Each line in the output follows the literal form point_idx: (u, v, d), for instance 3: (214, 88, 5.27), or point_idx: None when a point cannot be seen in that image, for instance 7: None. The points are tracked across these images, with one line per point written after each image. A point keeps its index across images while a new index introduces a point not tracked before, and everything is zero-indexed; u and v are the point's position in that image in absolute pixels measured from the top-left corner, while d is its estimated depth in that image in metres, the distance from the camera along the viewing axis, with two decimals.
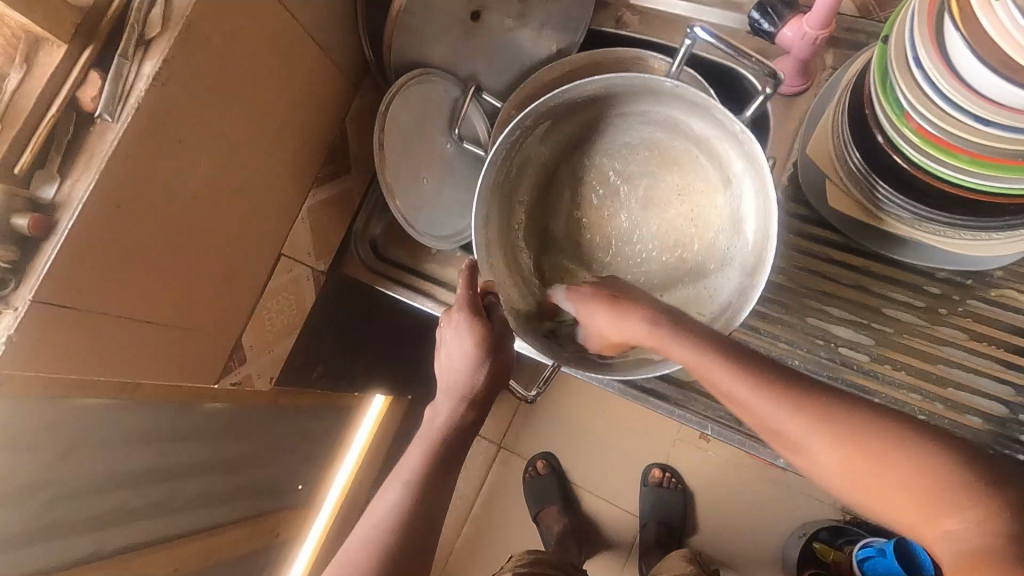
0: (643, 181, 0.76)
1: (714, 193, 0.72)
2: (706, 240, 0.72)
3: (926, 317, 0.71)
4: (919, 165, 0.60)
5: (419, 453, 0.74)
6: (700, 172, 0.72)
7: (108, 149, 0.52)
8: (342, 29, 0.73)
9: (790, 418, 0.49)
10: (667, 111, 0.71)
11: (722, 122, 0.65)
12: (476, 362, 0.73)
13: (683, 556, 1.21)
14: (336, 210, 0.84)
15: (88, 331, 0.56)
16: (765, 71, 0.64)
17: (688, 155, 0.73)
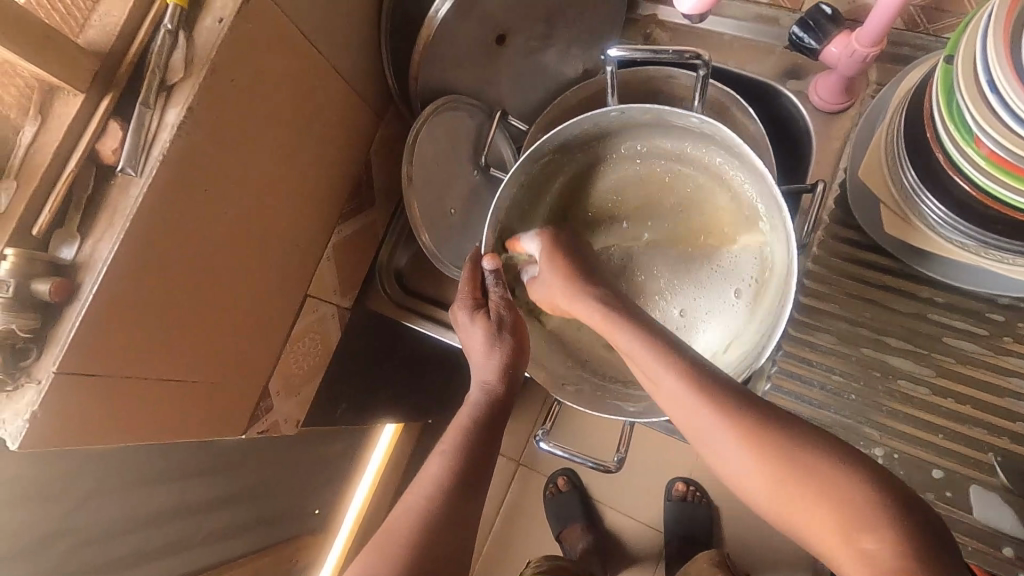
0: (643, 208, 0.76)
1: (715, 195, 0.73)
2: (725, 246, 0.72)
3: (988, 347, 0.67)
4: (986, 189, 0.56)
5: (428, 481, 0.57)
6: (692, 182, 0.74)
7: (133, 207, 0.48)
8: (365, 59, 0.70)
9: (733, 436, 0.50)
10: (632, 142, 0.74)
11: (680, 125, 0.68)
12: (492, 341, 0.65)
13: (711, 558, 1.18)
14: (361, 244, 0.81)
15: (113, 396, 0.53)
16: (687, 56, 0.60)
17: (678, 174, 0.74)
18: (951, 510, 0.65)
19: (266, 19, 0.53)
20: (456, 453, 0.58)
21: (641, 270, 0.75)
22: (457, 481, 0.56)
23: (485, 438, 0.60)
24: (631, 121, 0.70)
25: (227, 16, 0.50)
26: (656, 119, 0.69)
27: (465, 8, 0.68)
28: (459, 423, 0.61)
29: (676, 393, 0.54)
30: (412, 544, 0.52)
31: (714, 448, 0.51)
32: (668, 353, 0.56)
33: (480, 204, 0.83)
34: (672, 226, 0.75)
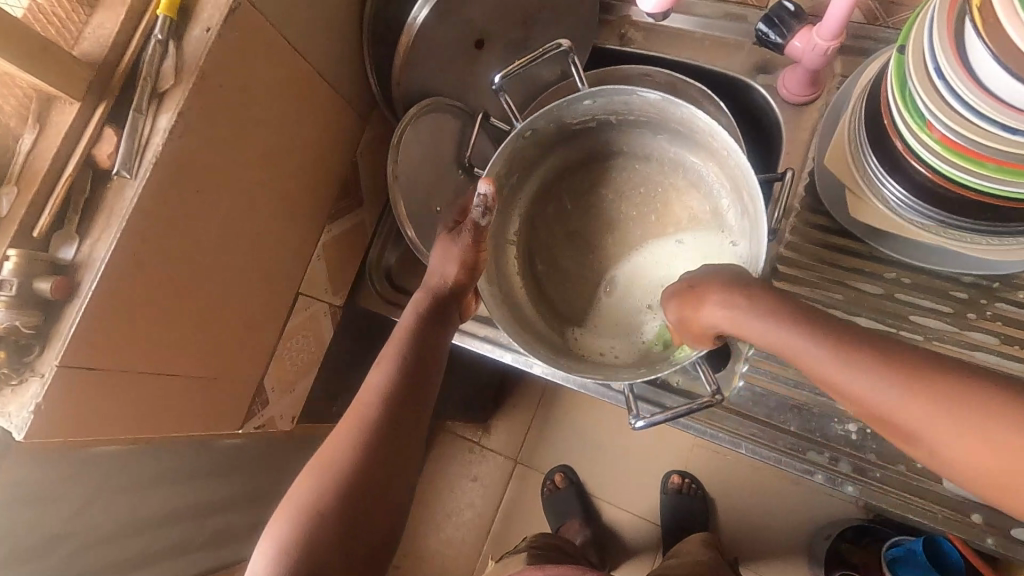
0: (587, 206, 0.82)
1: (637, 170, 0.80)
2: (669, 202, 0.78)
3: (954, 324, 0.70)
4: (942, 172, 0.59)
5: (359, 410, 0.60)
6: (614, 170, 0.81)
7: (128, 207, 0.51)
8: (349, 64, 0.72)
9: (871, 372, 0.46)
10: (556, 154, 0.81)
11: (580, 119, 0.76)
12: (451, 258, 0.67)
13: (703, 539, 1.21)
14: (351, 244, 0.83)
15: (111, 390, 0.55)
16: (558, 48, 0.71)
17: (603, 172, 0.81)
18: (921, 480, 0.68)
19: (253, 28, 0.56)
20: (395, 368, 0.62)
21: (615, 250, 0.79)
22: (392, 402, 0.60)
23: (427, 346, 0.64)
24: (549, 131, 0.76)
25: (214, 25, 0.53)
26: (562, 123, 0.76)
27: (443, 13, 0.71)
28: (398, 336, 0.65)
29: (798, 351, 0.51)
30: (354, 461, 0.56)
31: (854, 395, 0.48)
32: (760, 304, 0.54)
33: None
34: (614, 212, 0.80)
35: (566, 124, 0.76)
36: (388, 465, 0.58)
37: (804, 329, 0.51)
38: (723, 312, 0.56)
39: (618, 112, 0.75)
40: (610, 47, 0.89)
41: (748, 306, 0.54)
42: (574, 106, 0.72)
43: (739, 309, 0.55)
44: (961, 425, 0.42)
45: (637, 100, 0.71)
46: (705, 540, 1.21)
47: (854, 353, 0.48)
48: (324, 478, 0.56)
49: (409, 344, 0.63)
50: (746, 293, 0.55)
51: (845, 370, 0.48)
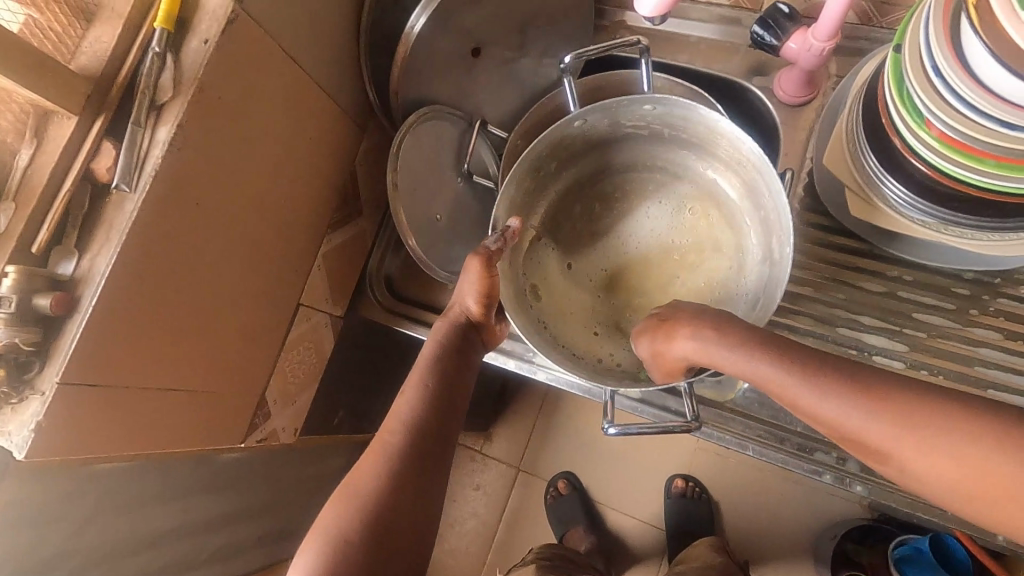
0: (612, 216, 0.81)
1: (657, 180, 0.80)
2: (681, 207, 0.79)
3: (957, 321, 0.71)
4: (941, 169, 0.59)
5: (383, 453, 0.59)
6: (636, 180, 0.81)
7: (128, 221, 0.51)
8: (346, 74, 0.72)
9: (837, 396, 0.46)
10: (580, 164, 0.80)
11: (623, 125, 0.74)
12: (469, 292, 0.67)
13: (711, 543, 1.19)
14: (351, 253, 0.83)
15: (112, 407, 0.54)
16: (632, 39, 0.71)
17: (628, 183, 0.81)
18: None
19: (251, 39, 0.56)
20: (417, 401, 0.62)
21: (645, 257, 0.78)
22: (414, 435, 0.60)
23: (448, 374, 0.65)
24: (589, 134, 0.75)
25: (211, 37, 0.53)
26: (610, 124, 0.74)
27: (439, 22, 0.71)
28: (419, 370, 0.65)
29: (765, 377, 0.50)
30: (387, 484, 0.56)
31: (821, 418, 0.47)
32: (728, 333, 0.53)
33: (465, 211, 0.85)
34: (640, 221, 0.79)
35: (609, 129, 0.76)
36: (415, 497, 0.57)
37: (774, 355, 0.50)
38: (688, 342, 0.55)
39: (671, 124, 0.73)
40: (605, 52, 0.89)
41: (714, 336, 0.54)
42: (637, 103, 0.70)
43: (704, 340, 0.54)
44: (985, 464, 0.40)
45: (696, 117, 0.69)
46: (714, 542, 1.20)
47: (821, 378, 0.47)
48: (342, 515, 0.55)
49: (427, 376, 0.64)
50: (716, 326, 0.54)
51: (810, 396, 0.47)
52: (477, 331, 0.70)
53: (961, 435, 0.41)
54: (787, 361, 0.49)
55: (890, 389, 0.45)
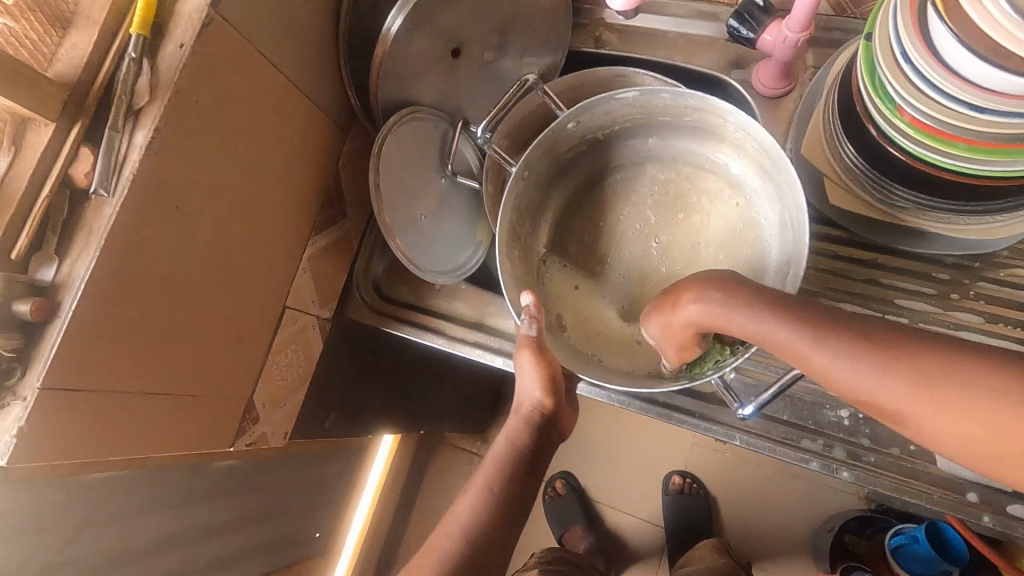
0: (607, 223, 0.82)
1: (638, 181, 0.81)
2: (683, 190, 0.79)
3: (938, 305, 0.71)
4: (916, 155, 0.60)
5: (454, 539, 0.61)
6: (616, 186, 0.82)
7: (107, 225, 0.51)
8: (325, 77, 0.73)
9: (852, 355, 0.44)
10: (557, 180, 0.83)
11: (570, 141, 0.78)
12: (532, 384, 0.68)
13: (712, 545, 1.20)
14: (336, 256, 0.83)
15: (95, 413, 0.54)
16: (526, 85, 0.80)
17: (611, 191, 0.83)
18: (915, 463, 0.67)
19: (226, 42, 0.56)
20: (482, 497, 0.64)
21: (644, 253, 0.79)
22: (480, 535, 0.61)
23: (524, 471, 0.67)
24: (551, 159, 0.79)
25: (187, 41, 0.53)
26: (558, 147, 0.78)
27: (417, 23, 0.71)
28: (490, 466, 0.67)
29: (775, 338, 0.49)
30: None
31: (833, 379, 0.45)
32: (739, 293, 0.52)
33: (451, 210, 0.86)
34: (631, 224, 0.81)
35: (563, 147, 0.78)
36: None
37: (784, 312, 0.49)
38: (698, 308, 0.54)
39: (601, 126, 0.77)
40: (586, 49, 0.90)
41: (722, 298, 0.52)
42: (566, 127, 0.74)
43: (712, 303, 0.53)
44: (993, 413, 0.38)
45: (622, 106, 0.73)
46: (717, 545, 1.19)
47: (834, 334, 0.45)
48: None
49: (495, 475, 0.66)
50: (725, 290, 0.53)
51: (825, 356, 0.45)
52: (551, 422, 0.70)
53: (984, 391, 0.38)
54: (797, 322, 0.48)
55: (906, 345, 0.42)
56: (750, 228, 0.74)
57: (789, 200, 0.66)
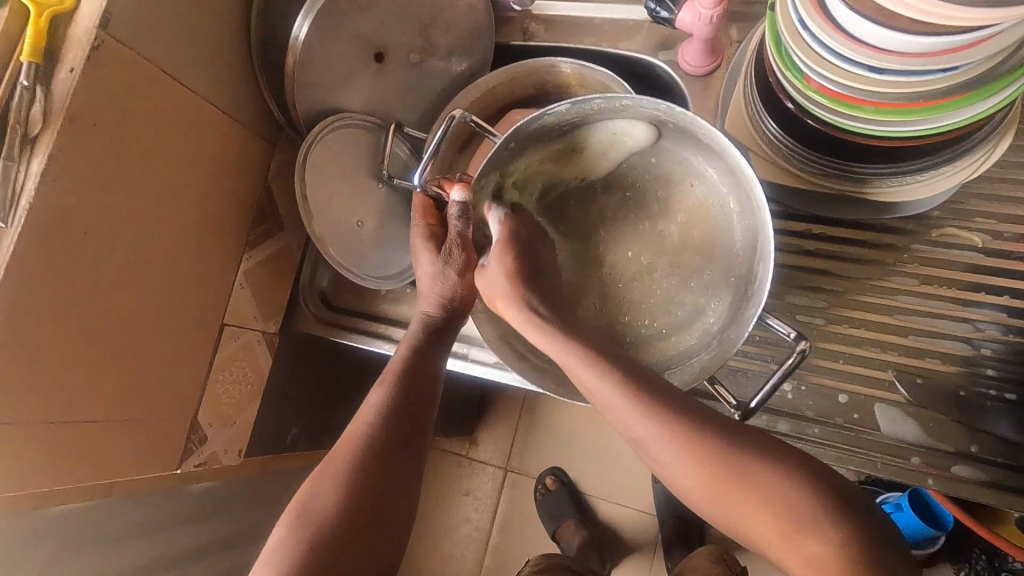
0: (574, 232, 0.72)
1: (598, 185, 0.71)
2: (637, 182, 0.70)
3: (874, 271, 0.70)
4: (831, 123, 0.60)
5: (346, 449, 0.59)
6: (575, 195, 0.72)
7: (7, 256, 0.51)
8: (241, 92, 0.73)
9: (686, 457, 0.52)
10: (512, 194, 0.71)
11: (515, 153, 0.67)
12: (449, 273, 0.68)
13: (708, 551, 1.11)
14: (276, 269, 0.83)
15: (12, 443, 0.54)
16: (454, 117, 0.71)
17: (570, 200, 0.72)
18: (859, 430, 0.68)
19: (123, 64, 0.56)
20: (389, 392, 0.62)
21: (619, 259, 0.71)
22: (390, 421, 0.61)
23: (423, 389, 0.64)
24: (495, 181, 0.69)
25: (77, 65, 0.53)
26: (504, 162, 0.67)
27: (327, 30, 0.71)
28: (395, 367, 0.65)
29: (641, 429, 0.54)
30: (330, 502, 0.56)
31: (656, 456, 0.54)
32: (608, 370, 0.55)
33: (391, 215, 0.85)
34: (598, 232, 0.71)
35: (513, 160, 0.68)
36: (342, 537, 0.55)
37: (664, 419, 0.53)
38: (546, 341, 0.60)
39: (549, 132, 0.67)
40: (515, 43, 0.89)
41: (598, 359, 0.56)
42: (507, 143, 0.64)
43: (518, 301, 0.63)
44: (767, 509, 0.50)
45: (551, 118, 0.64)
46: (715, 553, 1.10)
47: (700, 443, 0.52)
48: (324, 501, 0.56)
49: (405, 370, 0.64)
50: (603, 359, 0.56)
51: (664, 446, 0.53)
52: (454, 316, 0.69)
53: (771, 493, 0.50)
54: (653, 412, 0.53)
55: (735, 460, 0.51)
56: (710, 221, 0.67)
57: (752, 198, 0.60)
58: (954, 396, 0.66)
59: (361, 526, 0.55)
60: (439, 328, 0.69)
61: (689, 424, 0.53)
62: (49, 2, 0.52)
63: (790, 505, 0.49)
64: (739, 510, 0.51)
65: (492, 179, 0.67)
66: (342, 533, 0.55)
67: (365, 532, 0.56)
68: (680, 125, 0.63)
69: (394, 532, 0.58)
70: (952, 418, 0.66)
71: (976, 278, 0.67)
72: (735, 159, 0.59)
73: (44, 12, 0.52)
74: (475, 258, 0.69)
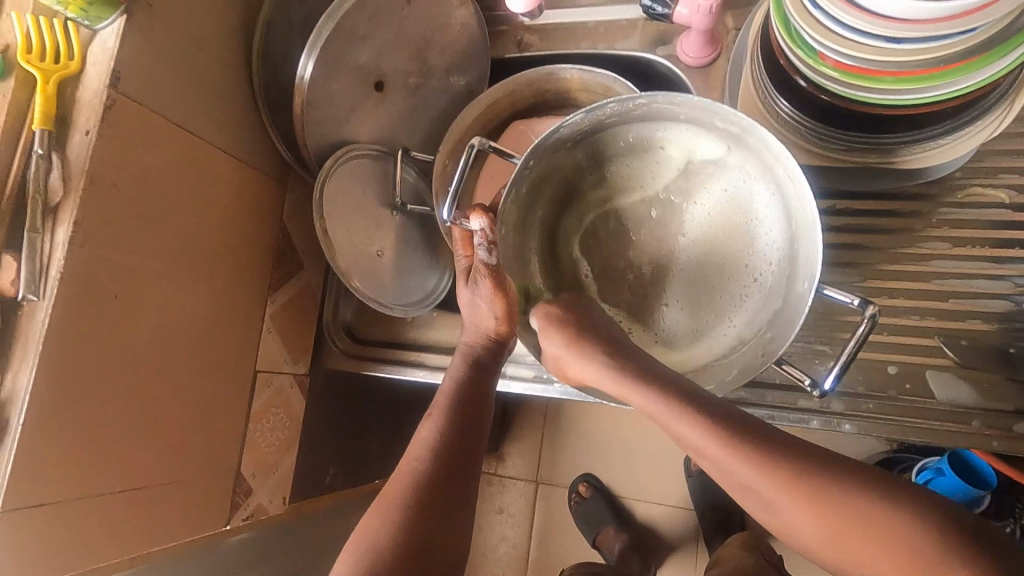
0: (604, 241, 0.72)
1: (619, 193, 0.71)
2: (658, 182, 0.70)
3: (905, 239, 0.70)
4: (848, 97, 0.60)
5: (399, 483, 0.58)
6: (599, 207, 0.71)
7: (41, 331, 0.50)
8: (249, 136, 0.72)
9: (768, 485, 0.51)
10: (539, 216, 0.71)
11: (534, 173, 0.67)
12: (482, 309, 0.70)
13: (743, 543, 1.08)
14: (299, 310, 0.82)
15: (63, 522, 0.53)
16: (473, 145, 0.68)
17: (594, 212, 0.71)
18: (914, 401, 0.67)
19: (135, 120, 0.55)
20: (438, 425, 0.62)
21: (656, 259, 0.70)
22: (444, 451, 0.60)
23: (469, 422, 0.63)
24: (522, 202, 0.68)
25: (92, 127, 0.52)
26: (527, 184, 0.67)
27: (330, 65, 0.71)
28: (439, 403, 0.65)
29: (706, 451, 0.54)
30: (387, 533, 0.54)
31: (755, 496, 0.53)
32: (663, 391, 0.57)
33: (409, 241, 0.84)
34: (628, 239, 0.71)
35: (534, 180, 0.67)
36: (403, 567, 0.53)
37: (699, 423, 0.54)
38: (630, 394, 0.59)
39: (565, 145, 0.67)
40: (509, 55, 0.90)
41: (670, 402, 0.56)
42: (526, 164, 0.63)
43: (636, 385, 0.59)
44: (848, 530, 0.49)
45: (566, 130, 0.64)
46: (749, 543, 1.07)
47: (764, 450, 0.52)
48: (380, 532, 0.54)
49: (453, 403, 0.64)
50: (661, 391, 0.57)
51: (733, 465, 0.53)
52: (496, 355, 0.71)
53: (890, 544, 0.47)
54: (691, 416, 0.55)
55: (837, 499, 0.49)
56: (740, 212, 0.67)
57: (789, 177, 0.60)
58: (1003, 354, 0.66)
59: (420, 556, 0.54)
60: (479, 368, 0.69)
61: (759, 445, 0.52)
62: (55, 67, 0.52)
63: (859, 515, 0.48)
64: (848, 544, 0.49)
65: (513, 207, 0.67)
66: (401, 563, 0.53)
67: (425, 563, 0.54)
68: (697, 115, 0.63)
69: (453, 564, 0.56)
70: (1002, 376, 0.65)
71: (1006, 235, 0.67)
72: (763, 139, 0.59)
73: (51, 78, 0.52)
74: (507, 284, 0.69)
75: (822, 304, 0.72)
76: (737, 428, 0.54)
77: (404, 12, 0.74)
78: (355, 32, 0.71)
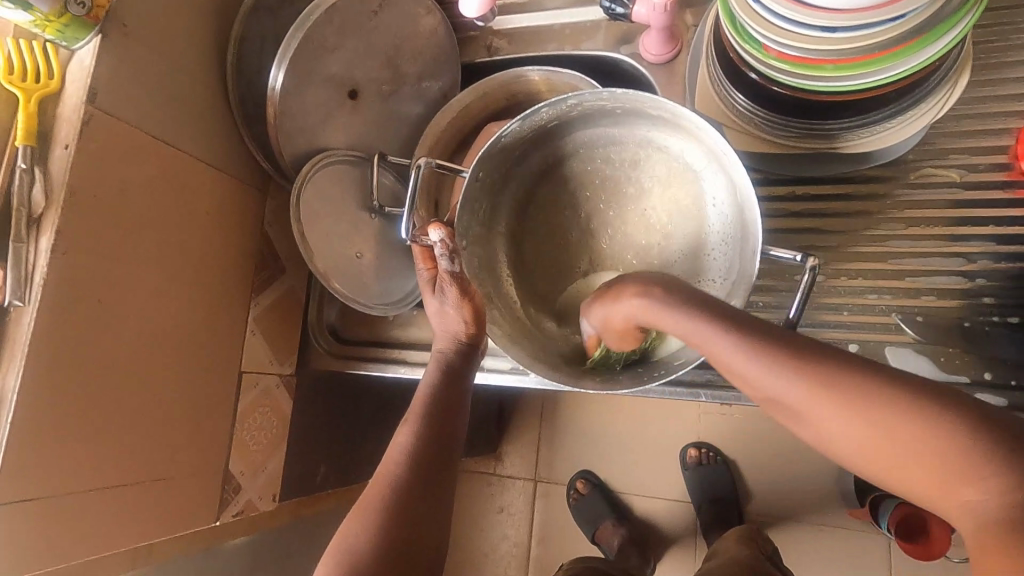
0: (569, 237, 0.74)
1: (577, 192, 0.74)
2: (607, 177, 0.73)
3: (862, 221, 0.72)
4: (796, 86, 0.62)
5: (377, 489, 0.60)
6: (559, 207, 0.74)
7: (26, 334, 0.52)
8: (228, 146, 0.75)
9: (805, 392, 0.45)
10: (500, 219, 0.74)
11: (487, 180, 0.71)
12: (449, 318, 0.70)
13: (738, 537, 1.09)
14: (283, 312, 0.84)
15: (54, 516, 0.55)
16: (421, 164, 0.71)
17: (556, 212, 0.75)
18: None
19: (112, 133, 0.58)
20: (414, 433, 0.64)
21: (616, 250, 0.72)
22: (419, 457, 0.62)
23: (443, 425, 0.66)
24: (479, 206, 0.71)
25: (70, 142, 0.55)
26: (480, 192, 0.71)
27: (302, 75, 0.74)
28: (415, 409, 0.67)
29: (747, 369, 0.48)
30: (366, 541, 0.57)
31: (796, 414, 0.47)
32: (689, 307, 0.53)
33: (388, 242, 0.86)
34: (590, 232, 0.73)
35: (488, 185, 0.71)
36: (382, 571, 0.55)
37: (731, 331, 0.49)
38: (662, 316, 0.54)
39: (511, 152, 0.71)
40: (480, 60, 0.92)
41: (704, 318, 0.51)
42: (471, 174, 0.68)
43: (654, 301, 0.55)
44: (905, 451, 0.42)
45: (506, 139, 0.68)
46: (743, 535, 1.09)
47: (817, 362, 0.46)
48: (359, 541, 0.57)
49: (428, 408, 0.66)
50: (692, 304, 0.52)
51: (771, 379, 0.47)
52: (472, 351, 0.72)
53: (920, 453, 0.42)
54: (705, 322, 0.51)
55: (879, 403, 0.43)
56: (684, 193, 0.69)
57: (719, 156, 0.63)
58: (961, 328, 0.67)
59: (399, 560, 0.57)
60: (452, 368, 0.70)
61: (807, 355, 0.46)
62: (35, 87, 0.55)
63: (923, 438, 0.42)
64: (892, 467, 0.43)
65: (472, 208, 0.70)
66: (380, 567, 0.55)
67: (405, 564, 0.57)
68: (627, 109, 0.66)
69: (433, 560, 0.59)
70: (961, 349, 0.67)
71: (960, 214, 0.69)
72: (691, 122, 0.62)
73: (33, 97, 0.55)
74: (471, 288, 0.69)
75: (784, 287, 0.74)
76: (794, 345, 0.47)
77: (371, 22, 0.77)
78: (324, 44, 0.74)
